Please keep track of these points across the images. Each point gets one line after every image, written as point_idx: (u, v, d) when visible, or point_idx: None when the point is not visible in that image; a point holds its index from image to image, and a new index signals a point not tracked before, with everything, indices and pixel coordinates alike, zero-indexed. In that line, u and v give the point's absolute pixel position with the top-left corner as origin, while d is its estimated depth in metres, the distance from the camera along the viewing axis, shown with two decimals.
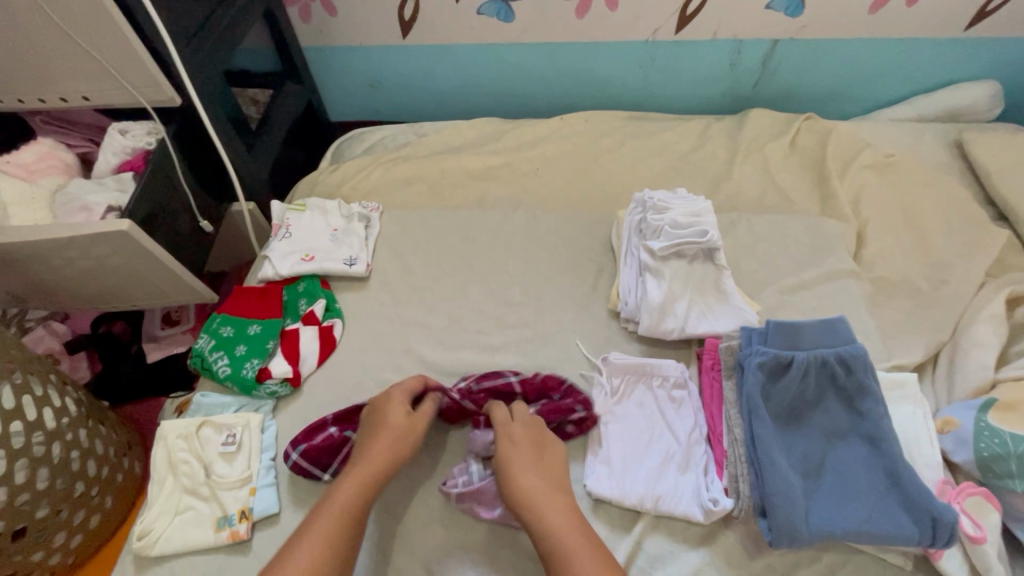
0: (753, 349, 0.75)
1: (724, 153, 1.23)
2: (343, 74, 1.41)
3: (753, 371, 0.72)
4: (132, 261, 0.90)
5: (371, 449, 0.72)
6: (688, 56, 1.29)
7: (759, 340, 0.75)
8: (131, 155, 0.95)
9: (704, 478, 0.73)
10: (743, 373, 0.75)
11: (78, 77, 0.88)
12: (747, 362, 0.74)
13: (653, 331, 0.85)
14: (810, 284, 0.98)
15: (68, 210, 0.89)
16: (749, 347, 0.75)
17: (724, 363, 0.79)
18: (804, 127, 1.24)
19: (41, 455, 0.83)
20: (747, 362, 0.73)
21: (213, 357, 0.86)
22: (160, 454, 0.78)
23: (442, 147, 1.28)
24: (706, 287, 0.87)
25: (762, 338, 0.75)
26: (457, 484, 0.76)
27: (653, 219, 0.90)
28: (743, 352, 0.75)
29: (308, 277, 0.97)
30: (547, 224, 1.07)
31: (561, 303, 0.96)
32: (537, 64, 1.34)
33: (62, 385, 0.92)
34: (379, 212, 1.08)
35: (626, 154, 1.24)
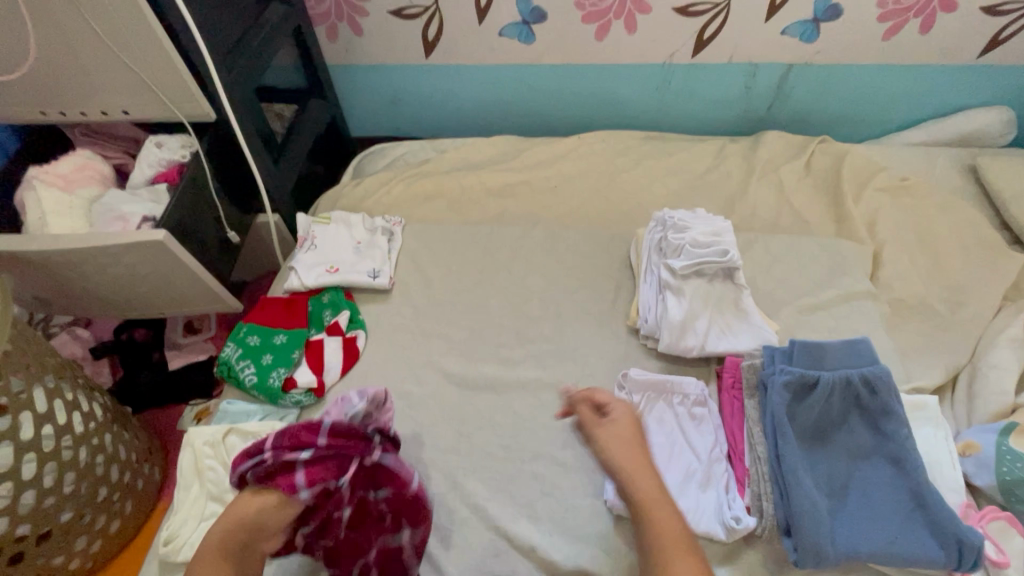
0: (776, 368, 0.75)
1: (740, 174, 1.25)
2: (366, 92, 1.45)
3: (778, 390, 0.73)
4: (163, 269, 0.93)
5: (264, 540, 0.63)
6: (704, 78, 1.32)
7: (782, 360, 0.76)
8: (166, 168, 0.98)
9: (726, 496, 0.73)
10: (766, 392, 0.76)
11: (120, 93, 0.92)
12: (772, 381, 0.74)
13: (673, 348, 0.86)
14: (827, 304, 0.99)
15: (104, 219, 0.92)
16: (773, 366, 0.76)
17: (745, 382, 0.79)
18: (818, 150, 1.26)
19: (68, 458, 0.85)
20: (772, 382, 0.73)
21: (239, 365, 0.88)
22: (187, 460, 0.79)
23: (463, 163, 1.31)
24: (725, 305, 0.89)
25: (785, 357, 0.76)
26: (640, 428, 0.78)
27: (673, 238, 0.91)
28: (767, 371, 0.76)
29: (332, 288, 0.98)
30: (566, 241, 1.08)
31: (580, 319, 0.97)
32: (556, 84, 1.37)
33: (89, 389, 0.94)
34: (401, 226, 1.10)
35: (644, 172, 1.26)
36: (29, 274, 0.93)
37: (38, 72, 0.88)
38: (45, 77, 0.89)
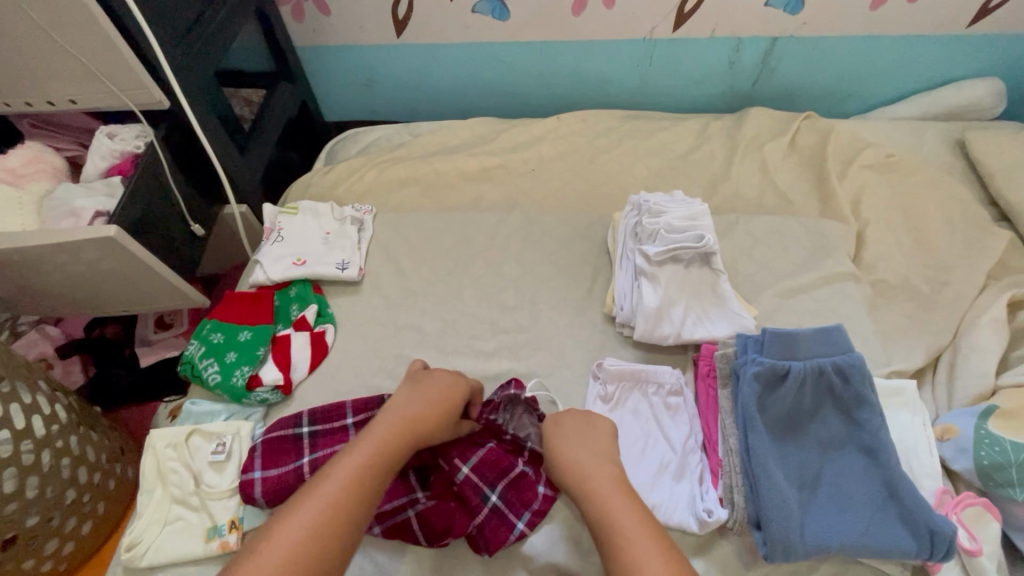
0: (748, 358, 0.73)
1: (723, 153, 1.23)
2: (336, 74, 1.40)
3: (748, 381, 0.70)
4: (121, 266, 0.89)
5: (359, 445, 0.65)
6: (686, 54, 1.27)
7: (754, 349, 0.73)
8: (120, 159, 0.94)
9: (699, 487, 0.72)
10: (738, 382, 0.73)
11: (65, 81, 0.87)
12: (743, 373, 0.71)
13: (648, 336, 0.84)
14: (809, 287, 0.97)
15: (56, 215, 0.88)
16: (745, 356, 0.73)
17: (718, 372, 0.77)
18: (803, 126, 1.24)
19: (30, 463, 0.83)
20: (743, 374, 0.71)
21: (203, 364, 0.84)
22: (149, 464, 0.76)
23: (438, 147, 1.27)
24: (702, 291, 0.86)
25: (757, 346, 0.73)
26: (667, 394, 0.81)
27: (648, 223, 0.87)
28: (738, 360, 0.73)
29: (300, 281, 0.95)
30: (542, 226, 1.06)
31: (556, 307, 0.95)
32: (534, 63, 1.32)
33: (52, 392, 0.91)
34: (372, 214, 1.06)
35: (623, 154, 1.23)
36: None
37: None
38: None
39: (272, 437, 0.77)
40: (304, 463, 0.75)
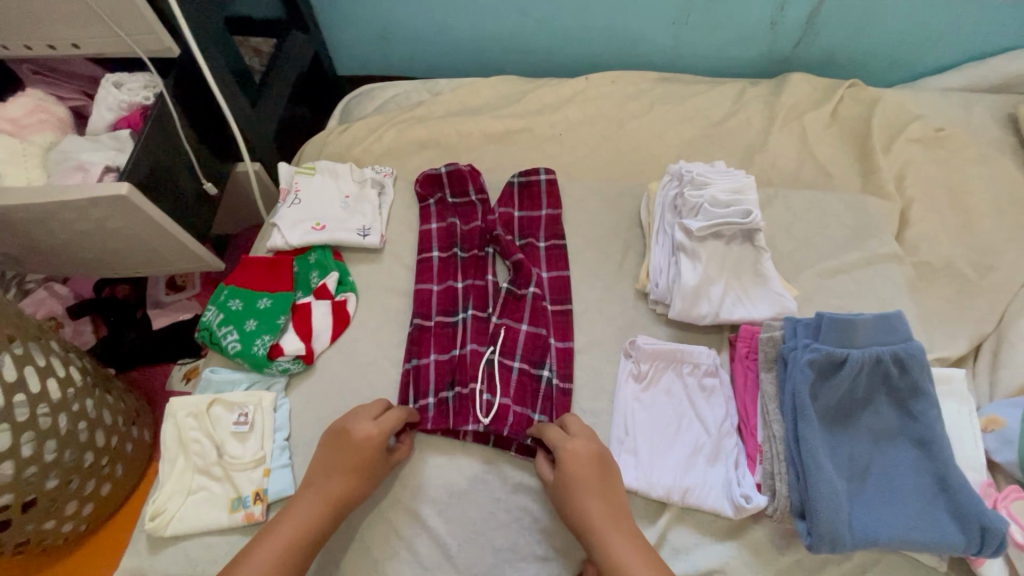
0: (799, 344, 0.70)
1: (761, 121, 1.17)
2: (352, 24, 1.31)
3: (804, 371, 0.67)
4: (134, 227, 0.84)
5: (295, 506, 0.64)
6: (726, 13, 1.19)
7: (806, 335, 0.70)
8: (128, 111, 0.88)
9: (734, 472, 0.70)
10: (786, 368, 0.70)
11: (66, 21, 0.80)
12: (797, 360, 0.68)
13: (685, 315, 0.81)
14: (850, 267, 0.92)
15: (63, 170, 0.83)
16: (793, 340, 0.70)
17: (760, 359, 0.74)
18: (847, 95, 1.17)
19: (47, 427, 0.81)
20: (797, 363, 0.68)
21: (222, 332, 0.81)
22: (169, 432, 0.74)
23: (460, 107, 1.20)
24: (743, 269, 0.82)
25: (809, 332, 0.70)
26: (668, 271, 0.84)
27: (691, 196, 0.82)
28: (786, 346, 0.70)
29: (319, 247, 0.91)
30: (572, 196, 1.01)
31: (585, 281, 0.91)
32: (562, 17, 1.23)
33: (65, 353, 0.89)
34: (392, 177, 1.01)
35: (654, 120, 1.18)
36: None
37: None
38: None
39: (330, 387, 0.80)
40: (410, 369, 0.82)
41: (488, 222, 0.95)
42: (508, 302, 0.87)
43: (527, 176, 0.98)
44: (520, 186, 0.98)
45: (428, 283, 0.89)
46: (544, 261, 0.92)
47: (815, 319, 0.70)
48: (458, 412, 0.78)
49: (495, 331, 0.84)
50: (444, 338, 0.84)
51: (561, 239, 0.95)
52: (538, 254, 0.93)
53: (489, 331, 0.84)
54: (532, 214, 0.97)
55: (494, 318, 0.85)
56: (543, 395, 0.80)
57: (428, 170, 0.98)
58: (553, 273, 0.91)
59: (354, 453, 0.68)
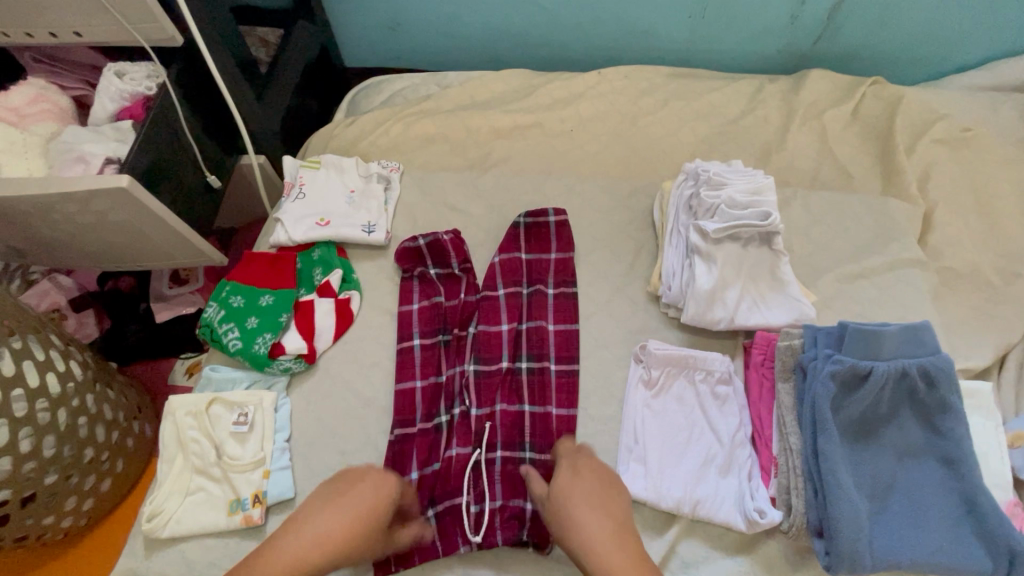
0: (820, 354, 0.67)
1: (778, 119, 1.14)
2: (361, 14, 1.29)
3: (824, 383, 0.64)
4: (134, 220, 0.83)
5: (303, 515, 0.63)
6: (744, 7, 1.15)
7: (828, 344, 0.67)
8: (130, 102, 0.86)
9: (748, 484, 0.68)
10: (805, 379, 0.67)
11: (66, 8, 0.78)
12: (818, 372, 0.65)
13: (698, 320, 0.78)
14: (870, 272, 0.89)
15: (63, 161, 0.81)
16: (812, 350, 0.68)
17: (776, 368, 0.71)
18: (869, 92, 1.13)
19: (46, 422, 0.80)
20: (818, 374, 0.65)
21: (223, 329, 0.79)
22: (168, 431, 0.72)
23: (469, 101, 1.18)
24: (760, 273, 0.79)
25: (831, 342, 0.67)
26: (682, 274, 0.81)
27: (707, 196, 0.79)
28: (805, 355, 0.67)
29: (323, 243, 0.89)
30: (583, 194, 0.99)
31: (595, 282, 0.89)
32: (575, 10, 1.20)
33: (65, 347, 0.88)
34: (399, 172, 0.99)
35: (668, 117, 1.14)
36: None
37: None
38: None
39: (333, 388, 0.78)
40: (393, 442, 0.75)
41: (483, 288, 0.87)
42: (501, 342, 0.82)
43: (534, 216, 0.92)
44: (527, 226, 0.92)
45: (409, 337, 0.82)
46: (551, 312, 0.85)
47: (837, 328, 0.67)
48: (449, 520, 0.70)
49: (487, 379, 0.79)
50: (429, 398, 0.78)
51: (570, 285, 0.87)
52: (549, 263, 0.89)
53: (480, 379, 0.79)
54: (539, 255, 0.90)
55: (486, 394, 0.78)
56: (539, 478, 0.73)
57: (407, 242, 0.88)
58: (559, 286, 0.87)
59: (358, 494, 0.65)
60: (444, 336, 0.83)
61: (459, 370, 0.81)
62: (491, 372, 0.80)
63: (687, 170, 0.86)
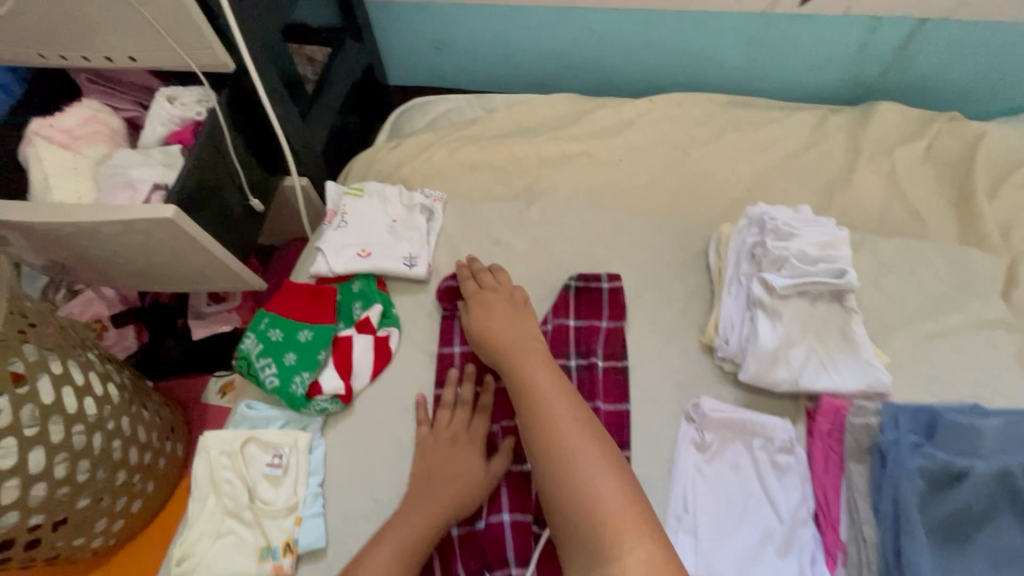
0: (902, 438, 0.62)
1: (842, 155, 1.06)
2: (408, 33, 1.27)
3: (912, 474, 0.59)
4: (176, 246, 0.82)
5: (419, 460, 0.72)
6: (808, 34, 1.09)
7: (910, 428, 0.62)
8: (179, 127, 0.86)
9: (812, 569, 0.62)
10: (884, 464, 0.62)
11: (123, 32, 0.78)
12: (904, 461, 0.60)
13: (759, 380, 0.72)
14: (949, 332, 0.82)
15: (112, 186, 0.81)
16: (894, 434, 0.62)
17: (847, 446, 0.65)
18: (943, 129, 1.06)
19: (81, 447, 0.79)
20: (903, 464, 0.59)
21: (259, 364, 0.77)
22: (201, 470, 0.71)
23: (514, 126, 1.14)
24: (830, 333, 0.73)
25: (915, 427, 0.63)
26: (742, 329, 0.75)
27: (774, 247, 0.74)
28: (886, 439, 0.62)
29: (364, 275, 0.87)
30: (632, 232, 0.94)
31: (644, 328, 0.84)
32: (627, 34, 1.16)
33: (104, 369, 0.87)
34: (442, 202, 0.96)
35: (723, 148, 1.09)
36: (38, 241, 0.84)
37: (31, 9, 0.75)
38: (39, 15, 0.76)
39: (368, 431, 0.76)
40: (453, 531, 0.69)
41: None
42: None
43: (587, 279, 0.85)
44: (578, 289, 0.85)
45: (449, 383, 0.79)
46: (602, 389, 0.78)
47: (923, 416, 0.63)
48: None
49: None
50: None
51: (621, 360, 0.80)
52: (596, 331, 0.82)
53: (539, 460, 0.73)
54: (589, 322, 0.83)
55: None
56: None
57: (447, 281, 0.86)
58: (609, 359, 0.80)
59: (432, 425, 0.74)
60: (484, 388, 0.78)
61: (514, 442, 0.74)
62: None
63: (751, 215, 0.81)
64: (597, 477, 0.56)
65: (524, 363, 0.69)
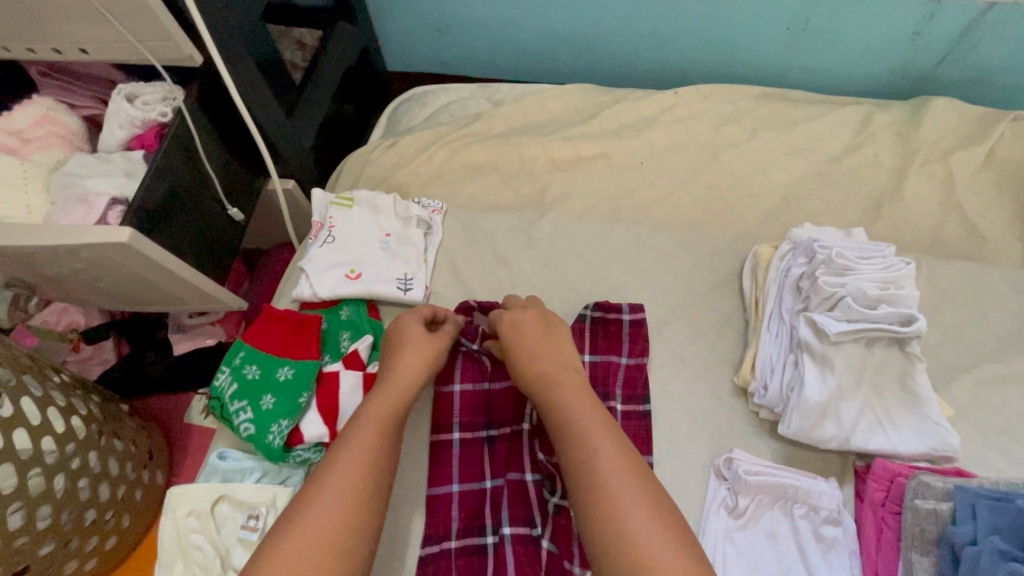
0: (978, 534, 0.51)
1: (892, 159, 0.94)
2: (405, 14, 1.14)
3: None
4: (137, 268, 0.72)
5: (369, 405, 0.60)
6: (857, 18, 0.96)
7: (991, 521, 0.51)
8: (141, 130, 0.76)
9: None
10: (957, 564, 0.51)
11: (69, 19, 0.66)
12: (982, 569, 0.48)
13: (803, 436, 0.63)
14: (1018, 375, 0.71)
15: (64, 199, 0.72)
16: (970, 528, 0.51)
17: (909, 532, 0.56)
18: (1009, 131, 0.93)
19: (40, 491, 0.71)
20: (978, 571, 0.48)
21: (233, 407, 0.69)
22: (167, 532, 0.63)
23: (522, 122, 1.03)
24: (888, 384, 0.63)
25: (997, 519, 0.51)
26: (784, 375, 0.66)
27: (825, 282, 0.64)
28: (959, 534, 0.51)
29: (352, 299, 0.77)
30: (654, 249, 0.84)
31: (668, 365, 0.74)
32: (652, 16, 1.03)
33: (68, 400, 0.79)
34: (442, 213, 0.86)
35: (757, 150, 0.97)
36: None
37: None
38: None
39: None
40: None
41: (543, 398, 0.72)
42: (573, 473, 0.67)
43: (605, 308, 0.75)
44: (594, 321, 0.74)
45: (448, 428, 0.70)
46: None
47: (1015, 512, 0.50)
48: None
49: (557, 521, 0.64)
50: (470, 509, 0.66)
51: (643, 404, 0.70)
52: (615, 369, 0.72)
53: (549, 521, 0.65)
54: (607, 358, 0.73)
55: (548, 528, 0.64)
56: None
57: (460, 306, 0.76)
58: (628, 403, 0.71)
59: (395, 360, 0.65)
60: (489, 435, 0.70)
61: (522, 498, 0.66)
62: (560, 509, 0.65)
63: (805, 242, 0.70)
64: (635, 515, 0.49)
65: (558, 391, 0.61)
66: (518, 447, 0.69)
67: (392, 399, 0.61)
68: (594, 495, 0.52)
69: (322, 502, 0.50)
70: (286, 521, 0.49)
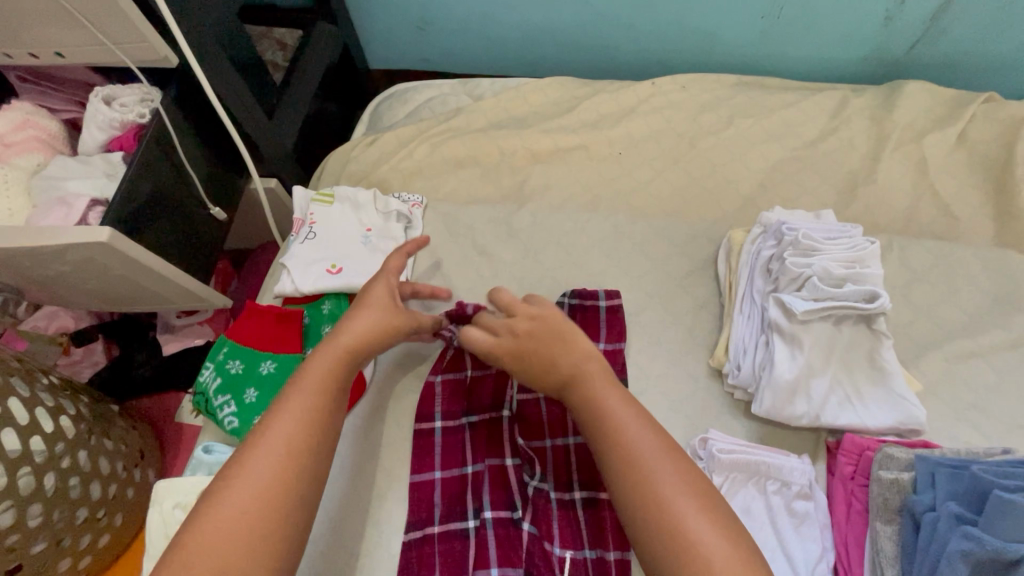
0: (936, 499, 0.53)
1: (866, 143, 0.96)
2: (385, 12, 1.15)
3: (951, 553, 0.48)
4: (118, 268, 0.73)
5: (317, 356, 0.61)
6: (829, 5, 0.97)
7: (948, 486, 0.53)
8: (120, 131, 0.77)
9: None
10: (918, 530, 0.53)
11: (43, 22, 0.67)
12: (942, 535, 0.50)
13: (776, 414, 0.64)
14: (987, 350, 0.73)
15: (46, 201, 0.73)
16: (930, 496, 0.53)
17: (874, 503, 0.57)
18: (980, 112, 0.94)
19: (30, 490, 0.72)
20: (938, 536, 0.50)
21: (217, 401, 0.70)
22: (153, 525, 0.63)
23: (502, 115, 1.04)
24: (856, 360, 0.64)
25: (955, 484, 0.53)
26: (756, 355, 0.67)
27: (794, 263, 0.65)
28: (920, 503, 0.53)
29: (334, 294, 0.78)
30: (632, 238, 0.85)
31: (646, 349, 0.75)
32: (627, 7, 1.04)
33: (55, 401, 0.80)
34: (422, 207, 0.88)
35: (734, 137, 0.98)
36: None
37: None
38: None
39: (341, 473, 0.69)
40: None
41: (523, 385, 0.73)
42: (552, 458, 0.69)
43: (582, 296, 0.76)
44: (573, 308, 0.76)
45: (430, 417, 0.72)
46: None
47: (973, 478, 0.52)
48: None
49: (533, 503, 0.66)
50: (451, 494, 0.67)
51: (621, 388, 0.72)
52: None
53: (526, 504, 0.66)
54: None
55: (528, 511, 0.66)
56: None
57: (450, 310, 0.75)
58: None
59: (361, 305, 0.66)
60: (469, 421, 0.72)
61: (500, 482, 0.67)
62: (538, 492, 0.67)
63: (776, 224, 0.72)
64: (673, 486, 0.50)
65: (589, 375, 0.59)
66: (497, 431, 0.70)
67: (335, 350, 0.61)
68: (632, 477, 0.51)
69: (259, 458, 0.51)
70: (225, 475, 0.51)
